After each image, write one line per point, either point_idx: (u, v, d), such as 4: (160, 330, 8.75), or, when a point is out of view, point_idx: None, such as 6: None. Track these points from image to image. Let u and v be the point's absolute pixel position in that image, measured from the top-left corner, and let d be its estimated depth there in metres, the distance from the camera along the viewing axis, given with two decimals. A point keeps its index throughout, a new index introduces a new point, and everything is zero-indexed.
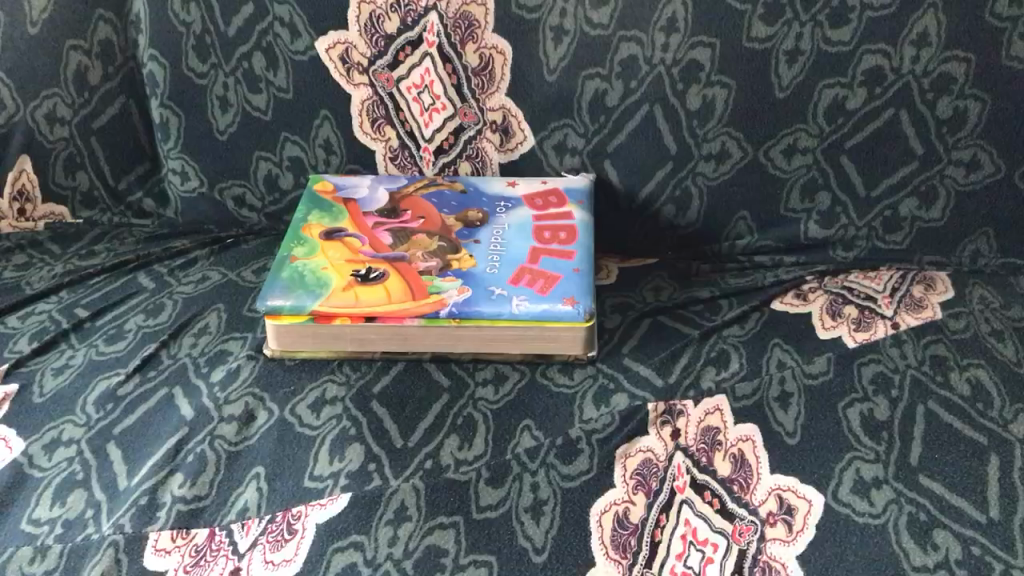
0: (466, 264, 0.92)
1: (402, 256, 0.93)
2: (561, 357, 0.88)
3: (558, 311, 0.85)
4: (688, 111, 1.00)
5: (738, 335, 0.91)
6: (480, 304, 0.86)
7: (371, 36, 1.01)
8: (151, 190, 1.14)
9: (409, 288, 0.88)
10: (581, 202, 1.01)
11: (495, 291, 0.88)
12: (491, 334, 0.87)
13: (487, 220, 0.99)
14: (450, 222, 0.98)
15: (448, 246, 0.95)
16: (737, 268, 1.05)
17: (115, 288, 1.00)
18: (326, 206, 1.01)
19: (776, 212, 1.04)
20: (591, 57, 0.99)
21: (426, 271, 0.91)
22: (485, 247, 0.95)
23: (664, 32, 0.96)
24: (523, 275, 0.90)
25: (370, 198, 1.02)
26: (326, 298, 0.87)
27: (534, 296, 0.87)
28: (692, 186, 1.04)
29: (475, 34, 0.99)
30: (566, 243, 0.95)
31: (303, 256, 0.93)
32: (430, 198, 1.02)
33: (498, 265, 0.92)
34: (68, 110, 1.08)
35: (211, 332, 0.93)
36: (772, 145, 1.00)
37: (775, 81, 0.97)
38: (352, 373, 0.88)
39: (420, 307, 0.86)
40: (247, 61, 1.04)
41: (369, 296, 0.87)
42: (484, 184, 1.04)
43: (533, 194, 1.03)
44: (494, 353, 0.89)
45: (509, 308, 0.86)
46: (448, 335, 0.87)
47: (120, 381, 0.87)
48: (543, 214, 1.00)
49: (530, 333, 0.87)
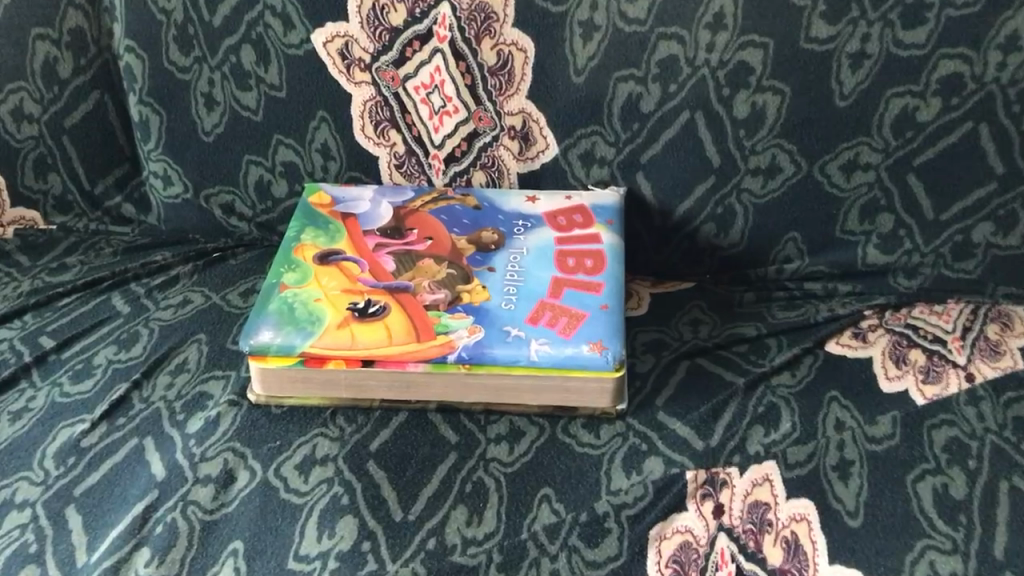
0: (478, 298, 0.81)
1: (405, 285, 0.82)
2: (587, 411, 0.77)
3: (583, 358, 0.74)
4: (734, 120, 0.88)
5: (789, 386, 0.79)
6: (493, 348, 0.75)
7: (375, 29, 0.88)
8: (131, 195, 1.02)
9: (412, 326, 0.77)
10: (610, 222, 0.89)
11: (511, 332, 0.77)
12: (505, 383, 0.76)
13: (503, 243, 0.88)
14: (461, 245, 0.87)
15: (458, 275, 0.83)
16: (785, 299, 0.92)
17: (85, 312, 0.89)
18: (322, 222, 0.89)
19: (831, 235, 0.91)
20: (624, 57, 0.87)
21: (433, 305, 0.80)
22: (500, 276, 0.83)
23: (709, 30, 0.84)
24: (543, 313, 0.79)
25: (372, 213, 0.91)
26: (318, 338, 0.76)
27: (556, 338, 0.76)
28: (737, 203, 0.91)
29: (493, 28, 0.87)
30: (593, 273, 0.84)
31: (294, 284, 0.82)
32: (439, 216, 0.90)
33: (515, 299, 0.81)
34: (37, 106, 0.96)
35: (189, 370, 0.82)
36: (828, 160, 0.88)
37: (835, 88, 0.85)
38: (347, 426, 0.76)
39: (424, 350, 0.75)
40: (236, 55, 0.92)
41: (367, 336, 0.76)
42: (501, 199, 0.93)
43: (555, 212, 0.91)
44: (510, 405, 0.77)
45: (526, 354, 0.74)
46: (457, 382, 0.76)
47: (84, 430, 0.77)
48: (566, 236, 0.88)
49: (551, 382, 0.75)
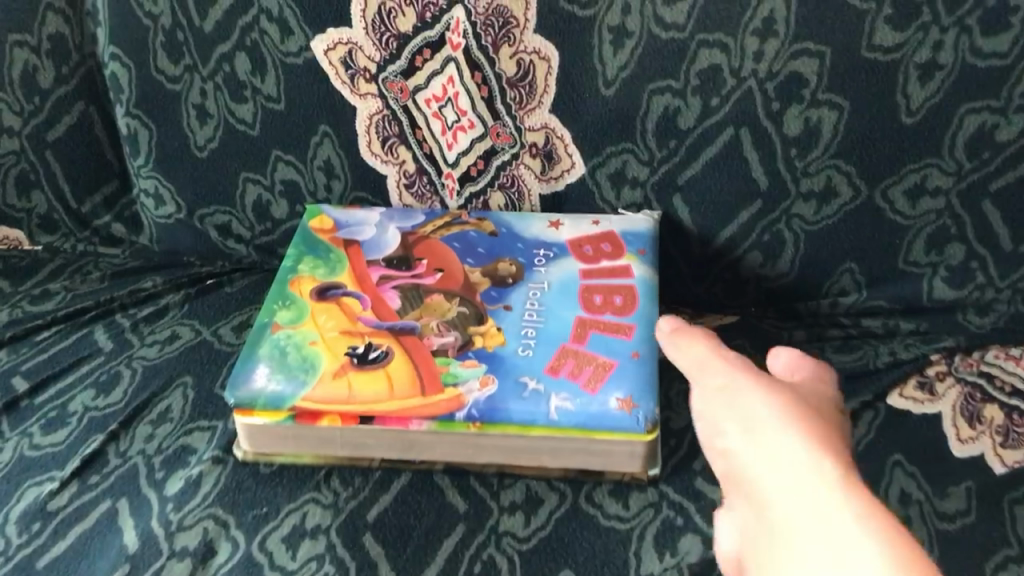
0: (493, 342, 0.72)
1: (411, 326, 0.73)
2: (615, 475, 0.68)
3: (610, 419, 0.65)
4: (785, 138, 0.77)
5: None
6: (508, 405, 0.66)
7: (381, 36, 0.79)
8: (121, 214, 0.94)
9: (416, 377, 0.68)
10: (643, 252, 0.80)
11: (528, 385, 0.67)
12: (521, 444, 0.67)
13: (522, 276, 0.79)
14: (474, 278, 0.78)
15: (471, 314, 0.74)
16: (840, 339, 0.81)
17: (64, 348, 0.81)
18: (322, 251, 0.81)
19: (892, 266, 0.81)
20: (660, 67, 0.77)
21: (441, 351, 0.71)
22: (518, 316, 0.74)
23: (758, 37, 0.74)
24: (565, 361, 0.70)
25: (378, 240, 0.82)
26: (311, 390, 0.67)
27: (579, 394, 0.66)
28: (786, 230, 0.81)
29: (512, 35, 0.77)
30: (622, 313, 0.74)
31: (287, 324, 0.73)
32: (451, 243, 0.82)
33: (534, 344, 0.71)
34: (17, 119, 0.89)
35: (172, 420, 0.74)
36: (892, 183, 0.78)
37: (901, 103, 0.74)
38: (342, 491, 0.68)
39: (431, 406, 0.66)
40: (229, 63, 0.83)
41: (366, 388, 0.67)
42: (521, 223, 0.84)
43: (581, 240, 0.82)
44: (527, 467, 0.68)
45: (545, 413, 0.65)
46: (466, 443, 0.67)
47: (53, 491, 0.69)
48: (593, 269, 0.79)
49: (573, 444, 0.66)
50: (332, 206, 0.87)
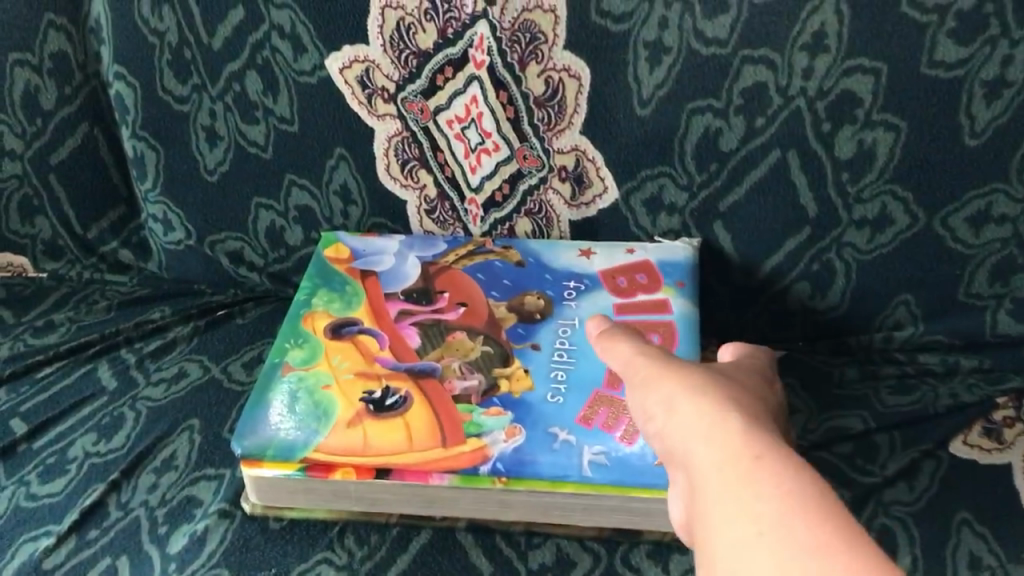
0: (520, 386, 0.66)
1: (431, 368, 0.68)
2: (654, 535, 0.62)
3: (649, 476, 0.59)
4: (836, 162, 0.71)
5: (906, 503, 0.63)
6: (537, 459, 0.60)
7: (400, 53, 0.74)
8: (128, 239, 0.90)
9: (437, 427, 0.63)
10: (681, 284, 0.74)
11: (559, 436, 0.62)
12: (552, 501, 0.61)
13: (551, 312, 0.73)
14: (500, 314, 0.73)
15: (496, 354, 0.69)
16: (896, 377, 0.75)
17: (66, 386, 0.77)
18: (337, 284, 0.76)
19: (952, 299, 0.75)
20: (700, 85, 0.71)
21: (464, 396, 0.66)
22: (547, 356, 0.69)
23: (807, 53, 0.68)
24: (598, 408, 0.64)
25: (398, 272, 0.77)
26: (323, 441, 0.62)
27: (615, 446, 0.61)
28: (837, 260, 0.75)
29: (540, 52, 0.72)
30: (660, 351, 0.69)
31: (298, 365, 0.68)
32: (475, 274, 0.77)
33: (564, 388, 0.66)
34: (18, 141, 0.85)
35: (177, 468, 0.69)
36: (953, 210, 0.71)
37: (965, 124, 0.67)
38: (358, 550, 0.63)
39: (453, 459, 0.61)
40: (239, 83, 0.78)
41: (383, 438, 0.62)
42: (550, 253, 0.79)
43: (614, 271, 0.76)
44: (558, 526, 0.63)
45: (577, 467, 0.60)
46: (492, 499, 0.62)
47: (49, 547, 0.64)
48: (628, 303, 0.74)
49: (609, 502, 0.60)
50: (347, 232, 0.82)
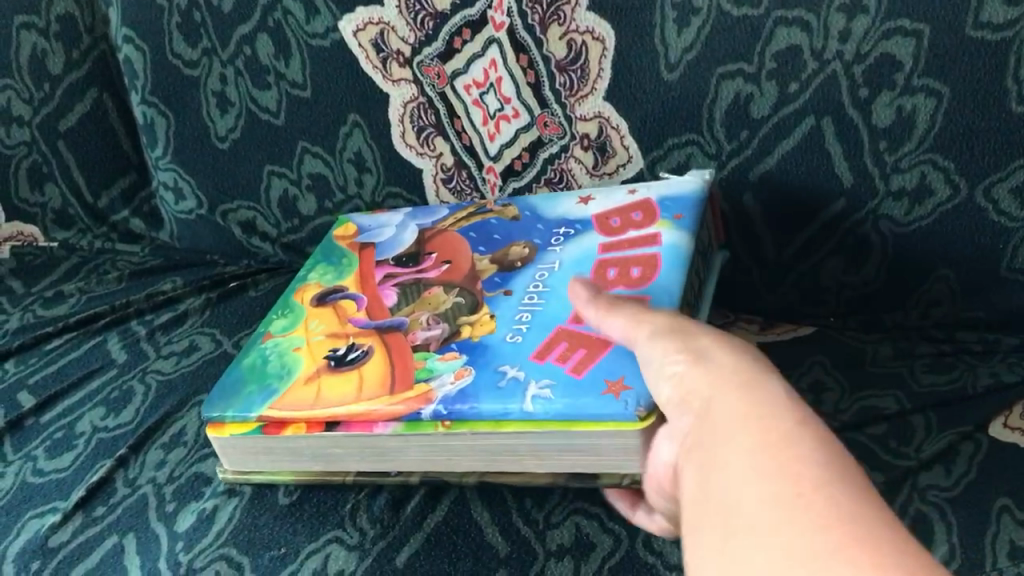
0: (481, 330, 0.62)
1: (399, 322, 0.65)
2: (612, 478, 0.54)
3: (589, 408, 0.52)
4: (873, 130, 0.67)
5: (942, 488, 0.61)
6: (478, 399, 0.55)
7: (416, 15, 0.72)
8: (139, 208, 0.88)
9: (388, 378, 0.59)
10: (678, 216, 0.67)
11: (507, 375, 0.57)
12: (498, 445, 0.55)
13: (533, 259, 0.68)
14: (481, 267, 0.69)
15: (464, 305, 0.65)
16: (932, 355, 0.71)
17: (75, 358, 0.76)
18: (335, 256, 0.75)
19: (994, 273, 0.70)
20: (731, 48, 0.67)
21: (422, 345, 0.62)
22: (517, 300, 0.64)
23: (845, 14, 0.64)
24: (557, 344, 0.58)
25: (392, 239, 0.75)
26: (277, 398, 0.60)
27: (563, 380, 0.55)
28: (873, 232, 0.71)
29: (562, 13, 0.69)
30: (638, 284, 0.61)
31: (277, 332, 0.68)
32: (467, 234, 0.73)
33: (525, 329, 0.61)
34: (26, 107, 0.84)
35: (185, 444, 0.67)
36: (995, 180, 0.66)
37: (1012, 88, 0.62)
38: (369, 529, 0.60)
39: (395, 405, 0.57)
40: (250, 46, 0.77)
41: (334, 390, 0.60)
42: (548, 205, 0.74)
43: (609, 213, 0.70)
44: (516, 475, 0.56)
45: (518, 405, 0.54)
46: (453, 450, 0.56)
47: (55, 525, 0.63)
48: (616, 242, 0.67)
49: (553, 441, 0.54)
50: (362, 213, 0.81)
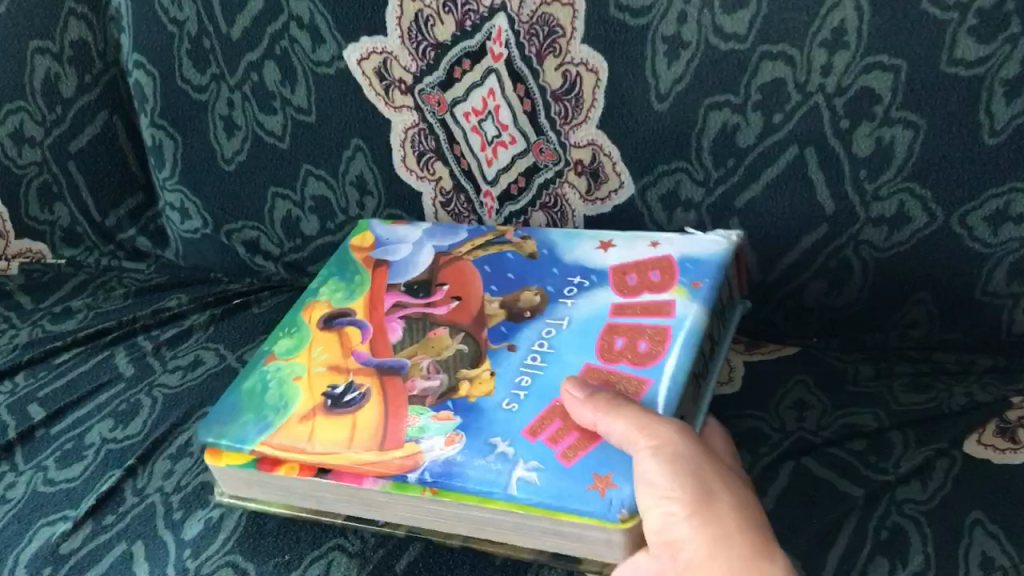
0: (479, 391, 0.62)
1: (400, 364, 0.66)
2: (592, 566, 0.55)
3: (573, 500, 0.52)
4: (854, 158, 0.70)
5: (918, 502, 0.64)
6: (465, 471, 0.56)
7: (418, 45, 0.74)
8: (146, 227, 0.91)
9: (382, 429, 0.60)
10: (695, 284, 0.67)
11: (497, 448, 0.57)
12: (484, 518, 0.56)
13: (542, 310, 0.69)
14: (490, 310, 0.70)
15: (466, 353, 0.66)
16: (911, 376, 0.74)
17: (84, 371, 0.78)
18: (350, 274, 0.76)
19: (968, 297, 0.73)
20: (719, 80, 0.70)
21: (418, 398, 0.63)
22: (519, 359, 0.64)
23: (826, 49, 0.67)
24: (552, 420, 0.58)
25: (406, 263, 0.76)
26: (272, 434, 0.62)
27: (551, 464, 0.55)
28: (853, 257, 0.75)
29: (558, 45, 0.72)
30: (643, 363, 0.61)
31: (281, 355, 0.69)
32: (481, 266, 0.75)
33: (522, 398, 0.61)
34: (38, 128, 0.86)
35: (192, 455, 0.70)
36: (971, 209, 0.69)
37: (984, 122, 0.66)
38: (370, 537, 0.62)
39: (384, 464, 0.58)
40: (257, 72, 0.79)
41: (328, 434, 0.61)
42: (567, 246, 0.75)
43: (628, 267, 0.70)
44: (499, 547, 0.57)
45: (503, 485, 0.54)
46: (437, 513, 0.58)
47: (65, 532, 0.65)
48: (629, 304, 0.67)
49: (536, 523, 0.54)
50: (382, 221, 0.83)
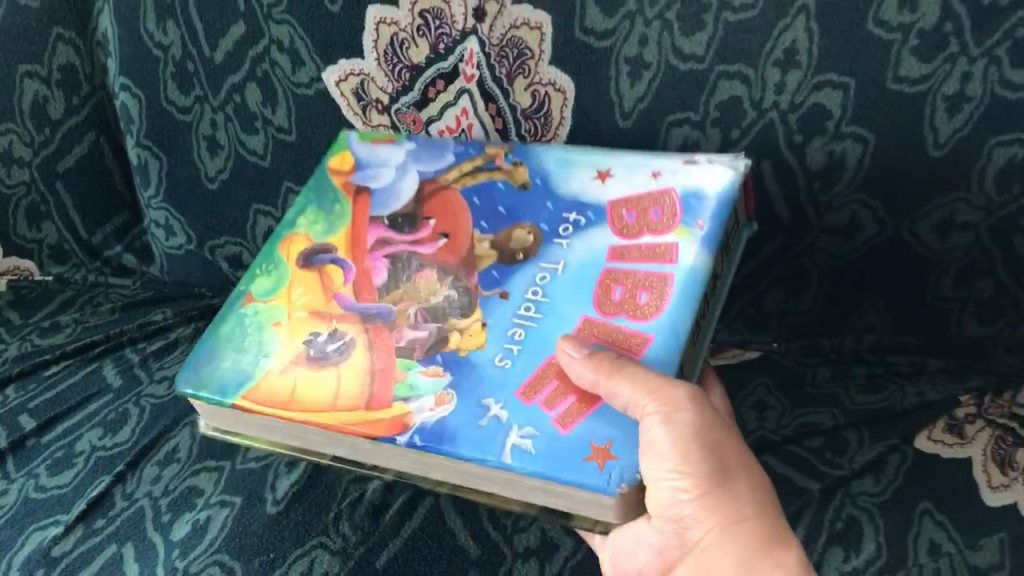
0: (469, 344, 0.62)
1: (386, 313, 0.66)
2: (586, 523, 0.57)
3: (570, 471, 0.54)
4: (808, 171, 0.74)
5: (871, 494, 0.67)
6: (458, 437, 0.57)
7: (393, 66, 0.78)
8: (132, 244, 0.94)
9: (368, 385, 0.61)
10: (699, 226, 0.63)
11: (490, 411, 0.58)
12: (475, 472, 0.58)
13: (535, 251, 0.67)
14: (479, 251, 0.68)
15: (456, 301, 0.65)
16: (865, 377, 0.78)
17: (73, 383, 0.81)
18: (328, 200, 0.73)
19: (919, 302, 0.77)
20: (679, 99, 0.74)
21: (407, 349, 0.63)
22: (512, 309, 0.64)
23: (780, 68, 0.70)
24: (549, 378, 0.59)
25: (388, 190, 0.73)
26: (256, 386, 0.63)
27: (547, 431, 0.56)
28: (810, 265, 0.79)
29: (527, 66, 0.75)
30: (644, 321, 0.59)
31: (259, 296, 0.69)
32: (470, 198, 0.71)
33: (516, 352, 0.61)
34: (27, 149, 0.89)
35: (179, 461, 0.72)
36: (918, 219, 0.73)
37: (928, 136, 0.69)
38: (351, 535, 0.65)
39: (373, 425, 0.59)
40: (239, 94, 0.83)
41: (314, 389, 0.62)
42: (563, 174, 0.70)
43: (625, 203, 0.67)
44: (494, 498, 0.59)
45: (497, 452, 0.56)
46: (426, 464, 0.59)
47: (57, 536, 0.68)
48: (630, 247, 0.64)
49: (529, 484, 0.56)
50: (363, 134, 0.78)
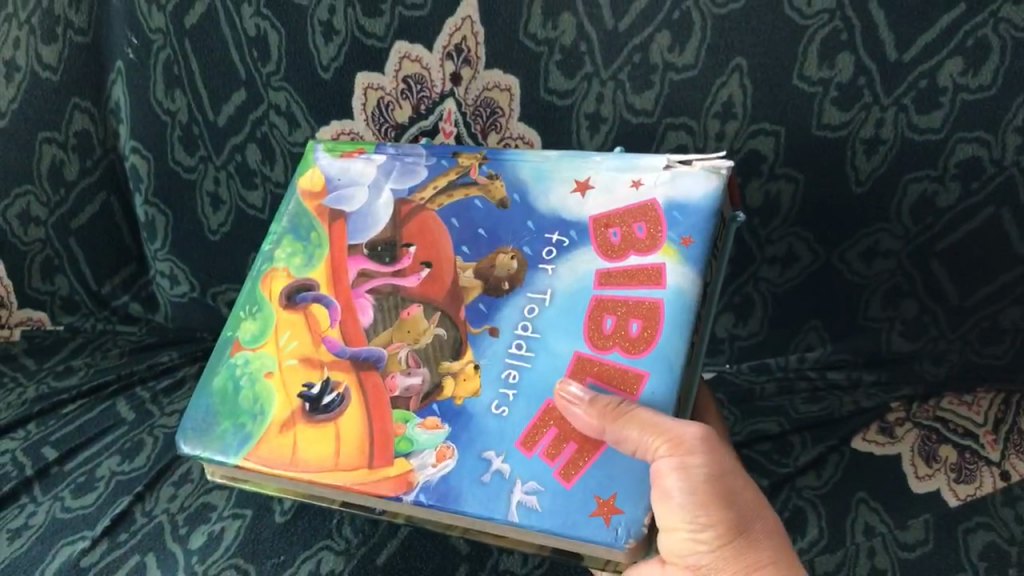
0: (465, 391, 0.63)
1: (376, 355, 0.67)
2: (597, 563, 0.59)
3: (578, 529, 0.55)
4: (749, 209, 0.84)
5: (814, 488, 0.77)
6: (461, 495, 0.58)
7: (381, 126, 0.88)
8: (138, 293, 1.03)
9: (367, 441, 0.63)
10: (685, 243, 0.62)
11: (494, 464, 0.59)
12: (485, 527, 0.58)
13: (521, 278, 0.67)
14: (463, 281, 0.68)
15: (443, 339, 0.66)
16: (809, 391, 0.88)
17: (88, 420, 0.88)
18: (305, 232, 0.75)
19: (851, 322, 0.87)
20: (635, 148, 0.84)
21: (403, 399, 0.64)
22: (503, 347, 0.64)
23: (719, 119, 0.80)
24: (548, 426, 0.59)
25: (363, 218, 0.74)
26: (256, 451, 0.65)
27: (552, 485, 0.57)
28: (754, 292, 0.89)
29: (499, 123, 0.86)
30: (638, 355, 0.60)
31: (247, 343, 0.71)
32: (449, 219, 0.72)
33: (512, 400, 0.61)
34: (43, 209, 0.98)
35: (193, 481, 0.80)
36: (846, 249, 0.83)
37: (851, 175, 0.79)
38: (354, 536, 0.73)
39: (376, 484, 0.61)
40: (240, 153, 0.92)
41: (314, 448, 0.64)
42: (543, 187, 0.70)
43: (608, 218, 0.66)
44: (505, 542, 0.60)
45: (503, 510, 0.57)
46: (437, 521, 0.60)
47: (85, 549, 0.74)
48: (617, 271, 0.64)
49: (541, 539, 0.57)
50: (329, 149, 0.80)
